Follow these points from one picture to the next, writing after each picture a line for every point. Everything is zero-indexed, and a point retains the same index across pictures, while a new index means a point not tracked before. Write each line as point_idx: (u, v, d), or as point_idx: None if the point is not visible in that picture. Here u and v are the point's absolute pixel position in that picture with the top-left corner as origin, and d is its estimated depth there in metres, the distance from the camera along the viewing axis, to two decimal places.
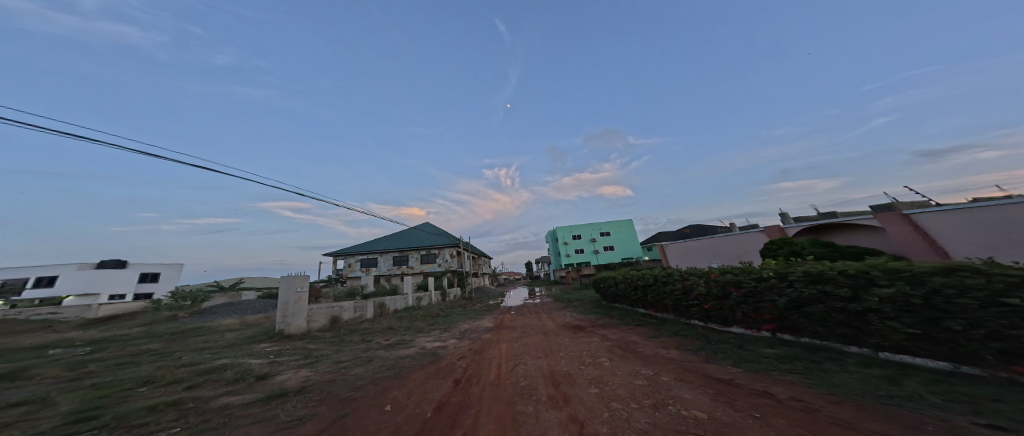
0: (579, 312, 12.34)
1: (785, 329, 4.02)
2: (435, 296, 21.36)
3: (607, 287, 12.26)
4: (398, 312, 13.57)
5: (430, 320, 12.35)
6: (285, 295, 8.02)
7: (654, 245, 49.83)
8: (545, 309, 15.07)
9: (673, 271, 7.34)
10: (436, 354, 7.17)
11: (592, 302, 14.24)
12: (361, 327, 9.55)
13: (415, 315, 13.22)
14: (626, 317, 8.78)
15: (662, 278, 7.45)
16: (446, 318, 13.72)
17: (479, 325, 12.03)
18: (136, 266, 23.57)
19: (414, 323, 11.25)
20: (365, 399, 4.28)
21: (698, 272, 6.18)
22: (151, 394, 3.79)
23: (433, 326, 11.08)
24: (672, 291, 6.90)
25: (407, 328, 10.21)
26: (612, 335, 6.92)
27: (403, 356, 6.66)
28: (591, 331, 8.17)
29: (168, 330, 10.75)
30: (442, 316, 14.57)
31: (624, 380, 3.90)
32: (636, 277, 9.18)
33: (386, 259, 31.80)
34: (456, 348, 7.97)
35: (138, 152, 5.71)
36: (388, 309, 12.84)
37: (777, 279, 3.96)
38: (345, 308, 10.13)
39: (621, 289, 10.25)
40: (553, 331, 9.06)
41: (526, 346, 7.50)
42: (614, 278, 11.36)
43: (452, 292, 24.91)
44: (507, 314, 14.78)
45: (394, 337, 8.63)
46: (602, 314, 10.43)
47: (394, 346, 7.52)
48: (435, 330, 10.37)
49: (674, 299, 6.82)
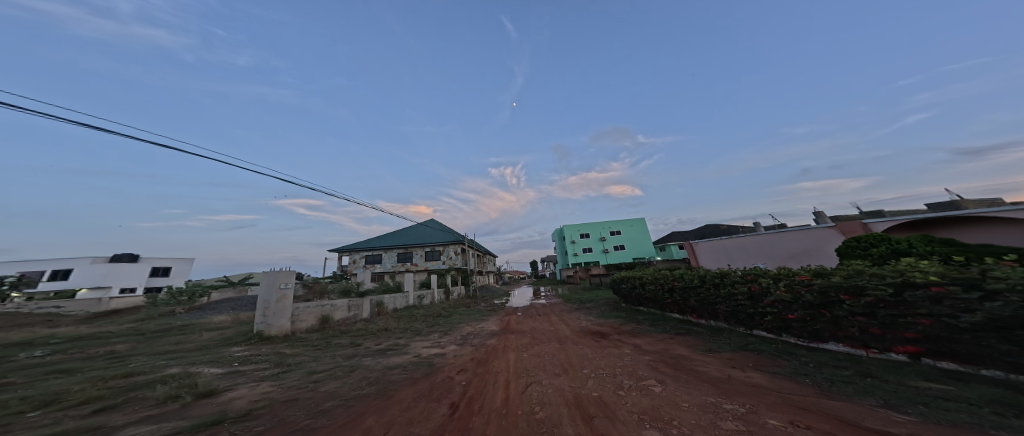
0: (595, 315, 11.07)
1: (941, 354, 2.85)
2: (439, 294, 20.42)
3: (626, 288, 10.87)
4: (398, 311, 12.64)
5: (430, 322, 11.30)
6: (268, 292, 7.02)
7: (668, 245, 47.61)
8: (555, 311, 13.80)
9: (722, 271, 6.08)
10: (432, 364, 6.06)
11: (608, 304, 12.89)
12: (353, 329, 8.56)
13: (415, 315, 12.23)
14: (656, 324, 7.47)
15: (708, 279, 6.21)
16: (448, 319, 12.66)
17: (483, 328, 10.91)
18: (149, 260, 23.73)
19: (412, 325, 10.21)
20: (329, 430, 3.15)
21: (768, 272, 4.95)
22: (33, 421, 2.74)
23: (433, 328, 10.03)
24: (725, 296, 5.65)
25: (403, 331, 9.17)
26: (647, 347, 5.67)
27: (392, 367, 5.56)
28: (616, 339, 6.86)
29: (154, 325, 10.05)
30: (444, 316, 13.52)
31: (700, 420, 2.66)
32: (667, 276, 7.87)
33: (391, 256, 31.17)
34: (457, 357, 6.84)
35: (76, 122, 4.74)
36: (386, 308, 11.88)
37: (951, 286, 2.59)
38: (336, 307, 9.15)
39: (646, 291, 8.92)
40: (569, 337, 7.82)
41: (541, 355, 6.32)
42: (634, 278, 10.02)
43: (456, 291, 23.95)
44: (514, 316, 13.63)
45: (388, 341, 7.59)
46: (623, 318, 9.11)
47: (385, 352, 6.47)
48: (434, 333, 9.30)
49: (730, 305, 5.56)
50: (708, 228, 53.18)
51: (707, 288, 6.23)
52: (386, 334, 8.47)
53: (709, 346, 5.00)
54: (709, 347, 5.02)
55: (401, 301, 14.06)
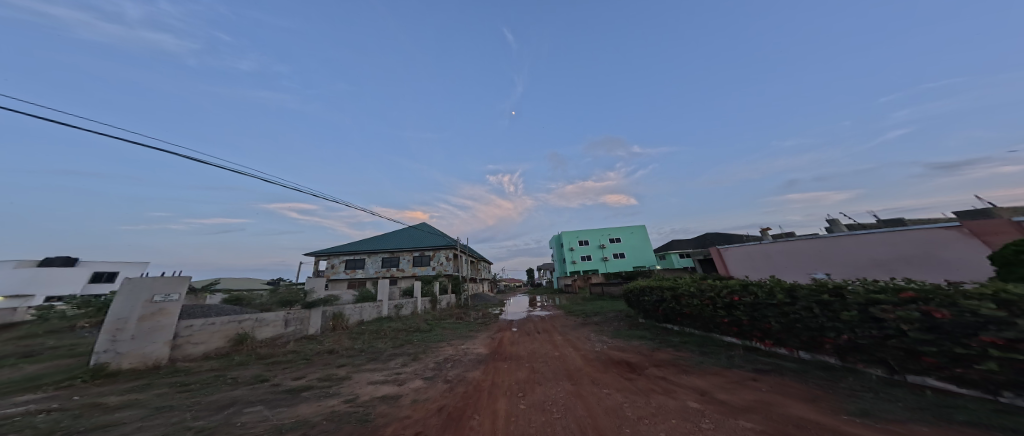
0: (609, 333, 8.77)
1: None
2: (423, 304, 17.90)
3: (647, 302, 8.58)
4: (363, 325, 10.22)
5: (398, 340, 8.87)
6: (130, 305, 4.44)
7: (669, 254, 45.82)
8: (557, 326, 11.50)
9: (829, 282, 3.50)
10: (367, 419, 3.63)
11: (622, 319, 10.63)
12: (279, 353, 6.10)
13: (385, 330, 9.81)
14: (710, 351, 5.15)
15: (803, 294, 3.63)
16: (426, 336, 10.22)
17: (466, 350, 8.55)
18: (90, 265, 20.78)
19: (373, 345, 7.75)
20: None
21: (983, 289, 2.36)
22: None
23: (400, 350, 7.66)
24: (850, 321, 3.07)
25: (355, 353, 6.75)
26: (720, 395, 3.36)
27: (291, 427, 3.18)
28: (659, 376, 4.55)
29: (17, 345, 7.39)
30: (422, 331, 11.06)
31: None
32: (717, 287, 5.55)
33: (375, 261, 28.48)
34: (416, 403, 4.42)
35: None
36: (345, 321, 9.37)
37: None
38: (261, 322, 6.67)
39: (680, 304, 6.66)
40: (583, 372, 5.51)
41: (548, 408, 3.97)
42: (661, 288, 7.80)
43: (445, 299, 21.43)
44: (508, 332, 11.29)
45: (314, 372, 5.19)
46: (651, 340, 6.78)
47: (299, 395, 4.09)
48: (397, 357, 6.88)
49: (859, 336, 3.03)
50: (709, 237, 51.73)
51: (800, 308, 3.68)
52: (325, 359, 6.02)
53: (847, 393, 2.71)
54: (850, 393, 2.74)
55: (370, 312, 11.57)
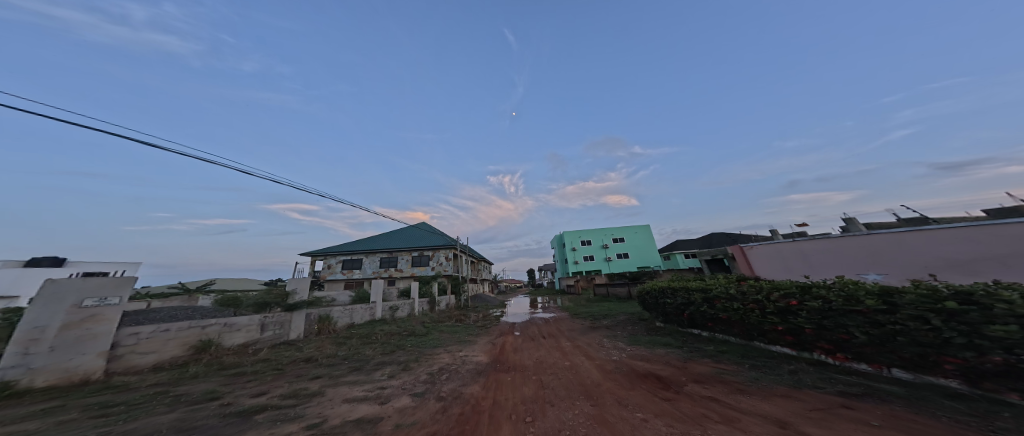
0: (624, 340, 7.91)
1: None
2: (421, 305, 17.07)
3: (667, 305, 7.80)
4: (352, 329, 9.41)
5: (390, 346, 8.06)
6: (48, 311, 3.56)
7: (674, 254, 44.78)
8: (564, 330, 10.66)
9: (952, 287, 2.72)
10: None
11: (636, 323, 9.79)
12: (247, 362, 5.28)
13: (377, 335, 9.01)
14: (762, 364, 4.30)
15: (912, 302, 2.87)
16: (422, 341, 9.40)
17: (466, 358, 7.73)
18: (76, 265, 19.99)
19: (359, 352, 6.95)
20: None
21: None
22: None
23: (391, 357, 6.84)
24: (1000, 338, 2.24)
25: (337, 363, 5.95)
26: (809, 429, 2.49)
27: None
28: (706, 397, 3.67)
29: None
30: (417, 335, 10.22)
31: None
32: (766, 289, 4.85)
33: (373, 261, 27.69)
34: (399, 430, 3.51)
35: None
36: (331, 325, 8.57)
37: None
38: (232, 327, 5.86)
39: (713, 308, 5.90)
40: (604, 390, 4.63)
41: None
42: (685, 289, 7.03)
43: (444, 300, 20.59)
44: (511, 336, 10.47)
45: (280, 387, 4.31)
46: (678, 349, 5.92)
47: (251, 420, 3.22)
48: (386, 367, 6.05)
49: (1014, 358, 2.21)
50: (714, 237, 50.64)
51: (904, 318, 2.91)
52: (298, 371, 5.15)
53: None
54: None
55: (362, 314, 10.74)
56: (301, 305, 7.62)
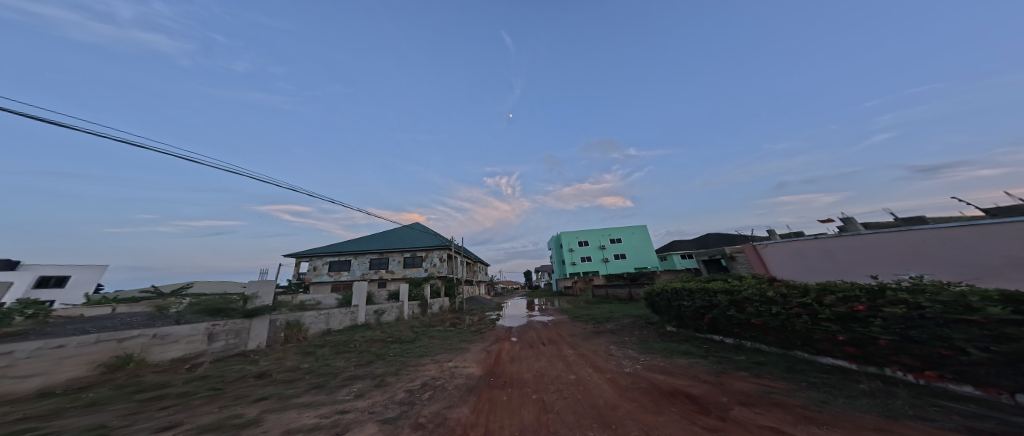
0: (635, 347, 6.99)
1: None
2: (411, 309, 15.99)
3: (684, 308, 6.93)
4: (326, 336, 8.35)
5: (366, 355, 6.99)
6: None
7: (672, 255, 44.37)
8: (564, 335, 9.76)
9: None
10: None
11: (644, 327, 8.93)
12: (178, 382, 4.25)
13: (353, 343, 7.93)
14: (823, 382, 3.35)
15: None
16: (406, 348, 8.35)
17: (454, 369, 6.76)
18: (34, 268, 18.36)
19: (327, 364, 5.90)
20: None
21: None
22: None
23: (364, 370, 5.81)
24: None
25: (298, 379, 4.94)
26: None
27: None
28: (766, 426, 2.76)
29: None
30: (402, 342, 9.15)
31: None
32: (817, 291, 3.91)
33: (362, 263, 26.45)
34: None
35: None
36: (297, 332, 7.46)
37: None
38: (163, 339, 4.79)
39: (744, 311, 5.02)
40: (624, 415, 3.68)
41: None
42: (708, 291, 6.18)
43: (437, 303, 19.51)
44: (507, 343, 9.52)
45: (207, 414, 3.42)
46: (711, 361, 5.08)
47: None
48: (354, 383, 5.01)
49: None
50: (711, 237, 50.52)
51: None
52: (246, 390, 4.27)
53: None
54: None
55: (340, 320, 9.65)
56: (266, 311, 6.54)
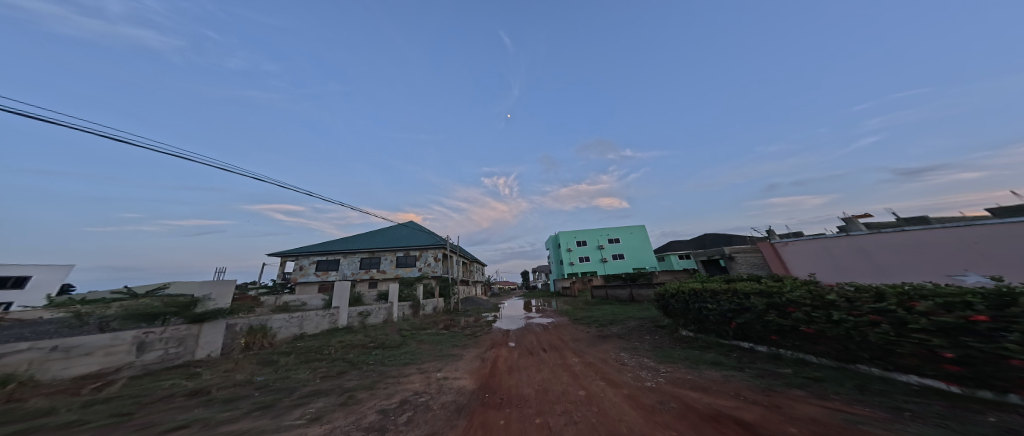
0: (650, 355, 6.16)
1: None
2: (402, 310, 15.01)
3: (706, 311, 6.17)
4: (298, 341, 7.34)
5: (340, 365, 6.02)
6: None
7: (670, 255, 43.93)
8: (568, 340, 8.91)
9: None
10: None
11: (656, 331, 8.12)
12: (72, 406, 3.23)
13: (329, 351, 6.97)
14: (935, 421, 2.48)
15: None
16: (391, 355, 7.41)
17: (443, 382, 5.84)
18: None
19: (288, 377, 4.93)
20: None
21: None
22: None
23: (333, 384, 4.85)
24: None
25: (242, 396, 4.00)
26: None
27: None
28: None
29: None
30: (387, 348, 8.19)
31: None
32: (899, 296, 3.17)
33: (352, 262, 25.31)
34: None
35: None
36: (259, 337, 6.44)
37: None
38: (68, 352, 3.76)
39: (789, 317, 4.27)
40: None
41: None
42: (737, 293, 5.42)
43: (430, 304, 18.52)
44: (504, 348, 8.66)
45: None
46: (752, 375, 4.27)
47: None
48: (313, 402, 4.08)
49: None
50: (708, 237, 50.34)
51: None
52: (166, 412, 3.31)
53: None
54: None
55: (317, 323, 8.66)
56: (222, 314, 5.56)
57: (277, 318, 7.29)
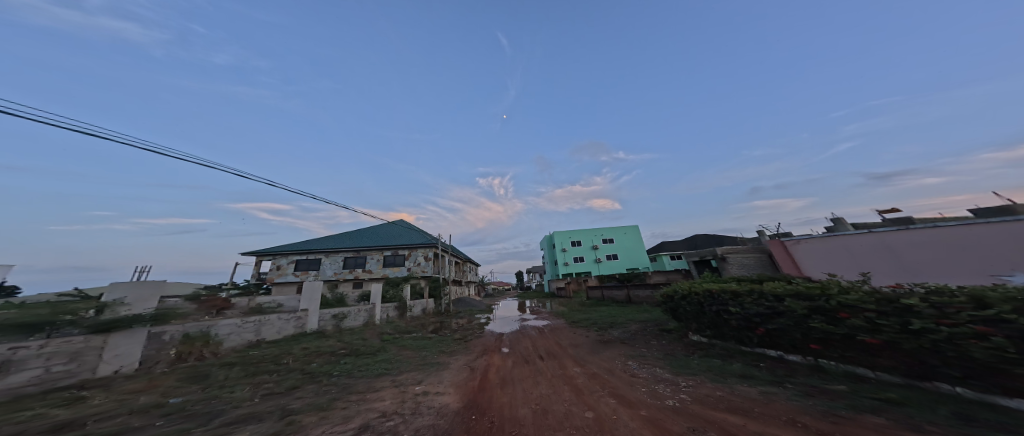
0: (664, 365, 5.34)
1: None
2: (386, 311, 13.85)
3: (726, 315, 5.38)
4: (251, 349, 6.19)
5: (294, 379, 4.95)
6: None
7: (663, 255, 43.78)
8: (568, 346, 8.02)
9: None
10: None
11: (665, 334, 7.32)
12: None
13: (285, 363, 5.86)
14: None
15: None
16: (362, 364, 6.34)
17: (421, 398, 4.85)
18: None
19: (217, 396, 3.87)
20: None
21: None
22: None
23: (274, 404, 3.82)
24: None
25: (133, 430, 2.93)
26: None
27: None
28: None
29: None
30: (360, 355, 7.09)
31: None
32: (1013, 302, 2.35)
33: (335, 262, 23.84)
34: None
35: None
36: (196, 345, 5.29)
37: None
38: None
39: (843, 324, 3.46)
40: None
41: None
42: (766, 295, 4.63)
43: (419, 305, 17.39)
44: (497, 355, 7.71)
45: None
46: (798, 393, 3.48)
47: None
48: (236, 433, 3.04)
49: None
50: (700, 238, 50.59)
51: None
52: None
53: None
54: None
55: (278, 328, 7.50)
56: (140, 322, 4.58)
57: (227, 322, 6.13)
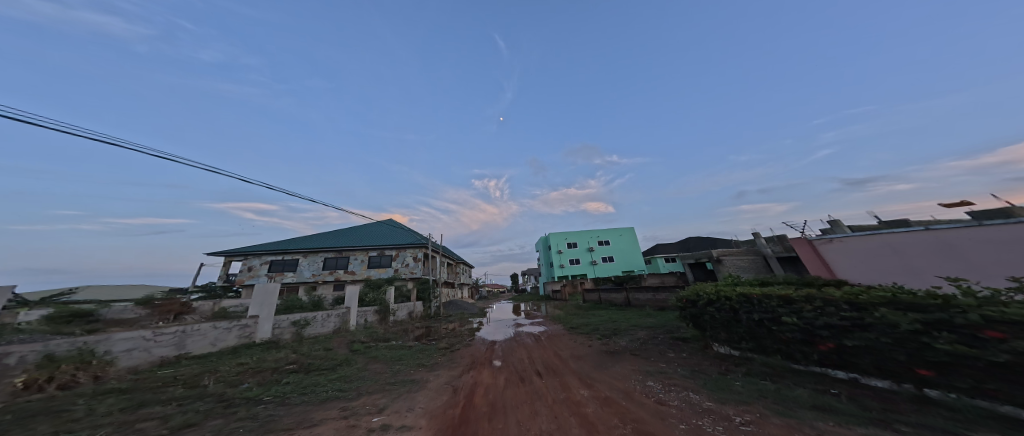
0: (695, 385, 3.93)
1: None
2: (363, 316, 12.28)
3: (772, 325, 3.76)
4: (153, 372, 4.59)
5: (193, 412, 3.56)
6: None
7: (658, 258, 43.13)
8: (570, 359, 6.71)
9: None
10: None
11: (684, 344, 6.01)
12: None
13: (196, 388, 4.29)
14: None
15: None
16: (308, 385, 4.89)
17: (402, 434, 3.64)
18: None
19: None
20: None
21: None
22: None
23: None
24: None
25: None
26: None
27: None
28: None
29: None
30: (312, 372, 5.65)
31: None
32: None
33: (313, 262, 22.07)
34: None
35: None
36: (60, 366, 3.79)
37: None
38: None
39: (996, 348, 1.94)
40: None
41: None
42: (836, 301, 3.00)
43: (405, 308, 15.86)
44: (489, 370, 6.46)
45: None
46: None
47: None
48: None
49: None
50: (694, 241, 50.26)
51: None
52: None
53: None
54: None
55: (206, 341, 5.87)
56: None
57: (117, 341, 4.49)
